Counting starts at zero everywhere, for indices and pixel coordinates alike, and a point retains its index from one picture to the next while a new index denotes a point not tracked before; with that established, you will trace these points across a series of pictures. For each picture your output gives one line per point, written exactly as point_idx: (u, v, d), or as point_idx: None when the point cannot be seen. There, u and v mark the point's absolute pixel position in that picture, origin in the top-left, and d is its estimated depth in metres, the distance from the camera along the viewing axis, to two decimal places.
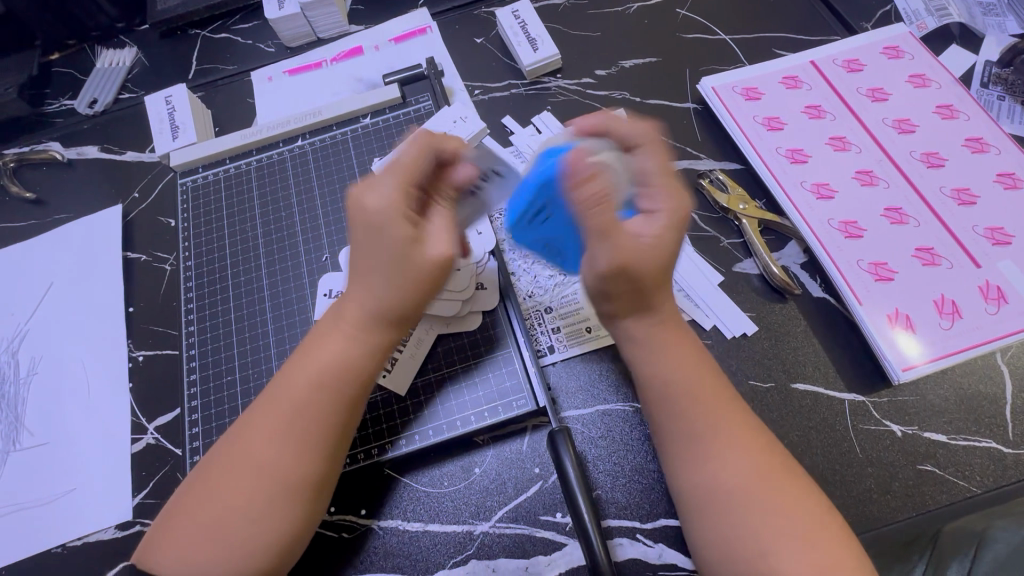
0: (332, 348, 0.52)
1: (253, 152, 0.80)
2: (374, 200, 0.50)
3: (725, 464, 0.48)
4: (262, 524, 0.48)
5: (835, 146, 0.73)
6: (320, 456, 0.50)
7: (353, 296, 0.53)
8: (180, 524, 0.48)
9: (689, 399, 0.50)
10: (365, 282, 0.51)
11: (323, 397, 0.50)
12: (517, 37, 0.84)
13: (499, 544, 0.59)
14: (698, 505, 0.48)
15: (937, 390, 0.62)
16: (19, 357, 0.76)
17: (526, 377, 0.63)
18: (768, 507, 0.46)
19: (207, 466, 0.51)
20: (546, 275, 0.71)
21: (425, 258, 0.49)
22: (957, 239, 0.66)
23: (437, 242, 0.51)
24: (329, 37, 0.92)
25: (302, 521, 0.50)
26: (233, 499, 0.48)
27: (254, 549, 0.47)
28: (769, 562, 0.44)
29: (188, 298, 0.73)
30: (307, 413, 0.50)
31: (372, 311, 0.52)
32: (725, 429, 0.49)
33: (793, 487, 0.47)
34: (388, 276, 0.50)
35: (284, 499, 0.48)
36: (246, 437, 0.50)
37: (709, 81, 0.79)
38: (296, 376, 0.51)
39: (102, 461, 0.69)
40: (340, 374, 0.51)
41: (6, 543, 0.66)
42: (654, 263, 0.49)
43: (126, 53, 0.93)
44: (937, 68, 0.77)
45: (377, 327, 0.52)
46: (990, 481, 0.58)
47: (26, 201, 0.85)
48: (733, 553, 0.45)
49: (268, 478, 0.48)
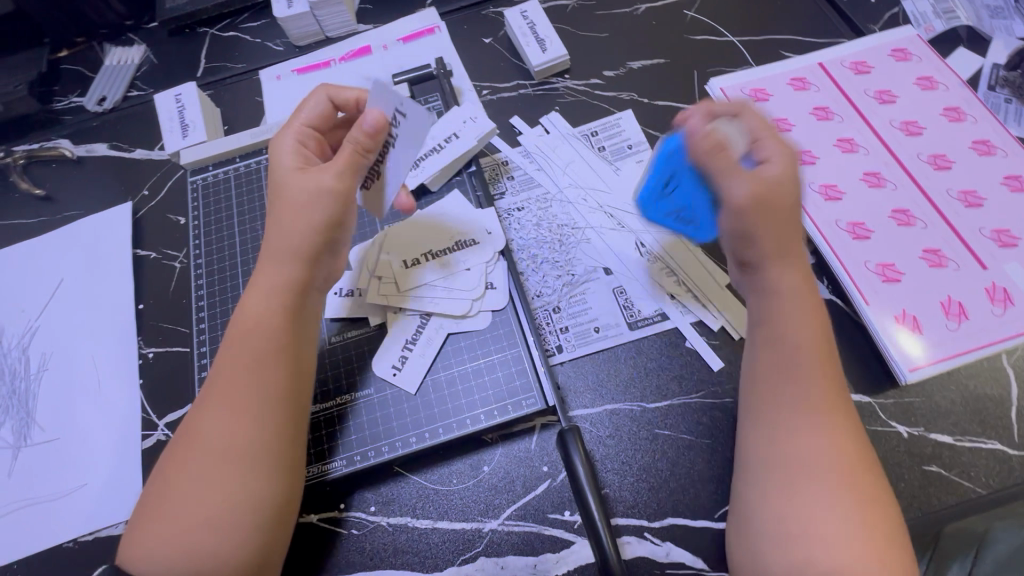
0: (249, 319, 0.55)
1: (263, 150, 0.80)
2: (280, 148, 0.59)
3: (815, 442, 0.49)
4: (221, 496, 0.49)
5: (843, 148, 0.74)
6: (260, 417, 0.52)
7: (263, 271, 0.57)
8: (149, 523, 0.50)
9: (795, 368, 0.52)
10: (275, 234, 0.56)
11: (249, 361, 0.53)
12: (526, 37, 0.84)
13: (508, 542, 0.60)
14: (780, 468, 0.49)
15: (943, 391, 0.63)
16: (31, 353, 0.76)
17: (535, 376, 0.64)
18: (847, 498, 0.47)
19: (167, 460, 0.53)
20: (554, 275, 0.71)
21: (299, 187, 0.55)
22: (964, 242, 0.67)
23: (323, 164, 0.56)
24: (337, 35, 0.92)
25: (260, 485, 0.51)
26: (191, 483, 0.50)
27: (221, 524, 0.49)
28: (834, 534, 0.45)
29: (199, 295, 0.73)
30: (237, 378, 0.53)
31: (279, 270, 0.56)
32: (829, 411, 0.50)
33: (871, 485, 0.48)
34: (286, 205, 0.56)
35: (234, 466, 0.50)
36: (191, 425, 0.53)
37: (716, 83, 0.80)
38: (225, 353, 0.55)
39: (113, 456, 0.69)
40: (261, 334, 0.54)
41: (18, 538, 0.66)
42: (784, 204, 0.54)
43: (135, 51, 0.94)
44: (945, 71, 0.77)
45: (292, 286, 0.56)
46: (996, 482, 0.58)
47: (37, 198, 0.86)
48: (807, 521, 0.46)
49: (216, 453, 0.51)
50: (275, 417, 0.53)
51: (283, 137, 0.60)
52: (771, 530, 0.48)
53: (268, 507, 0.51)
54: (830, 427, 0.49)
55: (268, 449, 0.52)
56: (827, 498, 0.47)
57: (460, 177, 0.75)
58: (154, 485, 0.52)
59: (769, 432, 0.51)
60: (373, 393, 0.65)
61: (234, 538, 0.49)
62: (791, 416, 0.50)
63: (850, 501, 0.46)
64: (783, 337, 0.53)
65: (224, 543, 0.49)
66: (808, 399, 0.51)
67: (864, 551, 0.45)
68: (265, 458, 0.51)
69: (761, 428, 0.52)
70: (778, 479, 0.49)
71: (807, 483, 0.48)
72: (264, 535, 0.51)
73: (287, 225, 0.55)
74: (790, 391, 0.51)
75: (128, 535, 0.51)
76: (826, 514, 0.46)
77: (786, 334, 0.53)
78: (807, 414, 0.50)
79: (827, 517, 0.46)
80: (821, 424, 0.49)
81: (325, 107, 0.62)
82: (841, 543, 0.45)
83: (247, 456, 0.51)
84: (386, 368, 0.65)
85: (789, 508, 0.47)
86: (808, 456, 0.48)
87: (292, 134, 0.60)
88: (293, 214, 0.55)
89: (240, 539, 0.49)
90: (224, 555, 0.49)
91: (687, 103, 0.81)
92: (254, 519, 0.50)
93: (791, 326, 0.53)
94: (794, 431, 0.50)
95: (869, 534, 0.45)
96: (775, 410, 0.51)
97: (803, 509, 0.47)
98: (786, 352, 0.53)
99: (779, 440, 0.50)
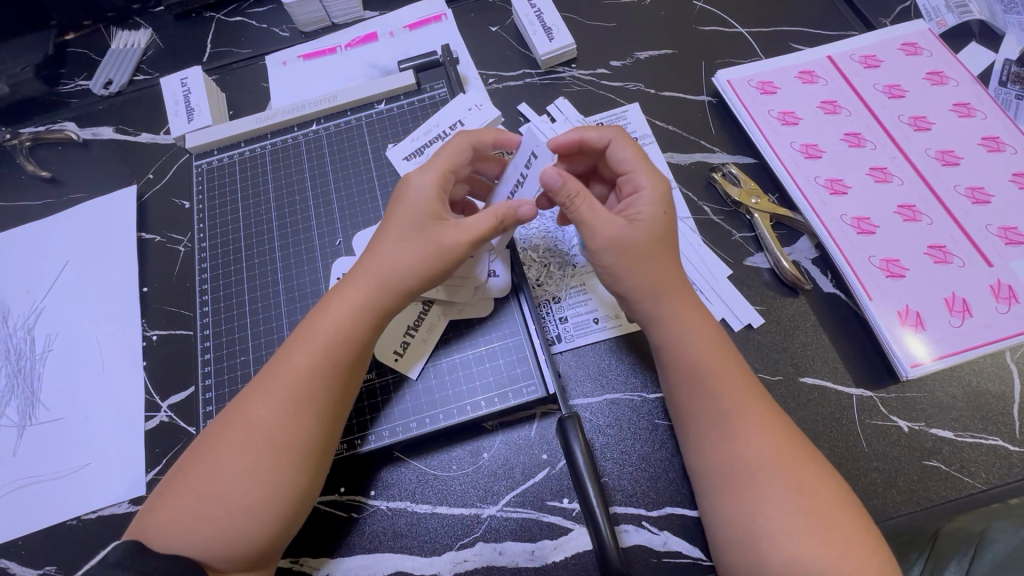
0: (330, 324, 0.56)
1: (268, 135, 0.80)
2: (417, 184, 0.60)
3: (737, 447, 0.51)
4: (265, 487, 0.51)
5: (850, 142, 0.73)
6: (319, 421, 0.53)
7: (354, 280, 0.58)
8: (182, 498, 0.50)
9: (727, 382, 0.54)
10: (392, 267, 0.57)
11: (319, 365, 0.54)
12: (533, 26, 0.83)
13: (507, 528, 0.60)
14: (725, 481, 0.51)
15: (944, 387, 0.63)
16: (36, 333, 0.77)
17: (537, 364, 0.63)
18: (783, 491, 0.49)
19: (208, 437, 0.54)
20: (557, 265, 0.71)
21: (433, 239, 0.57)
22: (970, 238, 0.66)
23: (458, 232, 0.57)
24: (343, 22, 0.92)
25: (301, 485, 0.52)
26: (239, 469, 0.51)
27: (256, 513, 0.50)
28: (780, 540, 0.47)
29: (202, 278, 0.73)
30: (307, 378, 0.54)
31: (375, 289, 0.57)
32: (745, 410, 0.52)
33: (812, 479, 0.50)
34: (408, 258, 0.57)
35: (285, 462, 0.51)
36: (243, 408, 0.54)
37: (724, 73, 0.79)
38: (295, 349, 0.55)
39: (116, 437, 0.70)
40: (340, 343, 0.56)
41: (23, 514, 0.67)
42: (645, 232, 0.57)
43: (141, 35, 0.93)
44: (956, 66, 0.77)
45: (375, 302, 0.57)
46: (995, 478, 0.58)
47: (43, 180, 0.86)
48: (755, 530, 0.48)
49: (270, 445, 0.51)
50: (331, 423, 0.54)
51: (424, 172, 0.60)
52: (728, 533, 0.50)
53: (299, 504, 0.52)
54: (753, 426, 0.52)
55: (316, 452, 0.53)
56: (764, 496, 0.49)
57: None
58: (188, 461, 0.53)
59: (698, 445, 0.54)
60: (375, 377, 0.64)
61: (263, 531, 0.50)
62: (710, 429, 0.53)
63: (787, 493, 0.49)
64: (682, 354, 0.55)
65: (251, 534, 0.50)
66: (723, 406, 0.53)
67: (812, 539, 0.47)
68: (313, 460, 0.53)
69: (689, 442, 0.55)
70: (717, 488, 0.51)
71: (744, 487, 0.50)
72: (288, 529, 0.52)
73: (401, 251, 0.57)
74: (708, 403, 0.53)
75: (155, 505, 0.51)
76: (766, 512, 0.48)
77: (689, 349, 0.55)
78: (726, 419, 0.52)
79: (768, 513, 0.48)
80: (741, 426, 0.52)
81: (469, 152, 0.62)
82: (788, 537, 0.47)
83: (299, 455, 0.52)
84: (388, 354, 0.65)
85: (735, 510, 0.50)
86: (735, 460, 0.51)
87: (435, 171, 0.60)
88: (411, 247, 0.57)
89: (268, 530, 0.51)
90: (251, 542, 0.50)
91: (695, 95, 0.81)
92: (286, 514, 0.51)
93: (693, 341, 0.55)
94: (717, 442, 0.52)
95: (814, 519, 0.47)
96: (697, 423, 0.54)
97: (745, 510, 0.49)
98: (696, 368, 0.55)
99: (704, 452, 0.53)
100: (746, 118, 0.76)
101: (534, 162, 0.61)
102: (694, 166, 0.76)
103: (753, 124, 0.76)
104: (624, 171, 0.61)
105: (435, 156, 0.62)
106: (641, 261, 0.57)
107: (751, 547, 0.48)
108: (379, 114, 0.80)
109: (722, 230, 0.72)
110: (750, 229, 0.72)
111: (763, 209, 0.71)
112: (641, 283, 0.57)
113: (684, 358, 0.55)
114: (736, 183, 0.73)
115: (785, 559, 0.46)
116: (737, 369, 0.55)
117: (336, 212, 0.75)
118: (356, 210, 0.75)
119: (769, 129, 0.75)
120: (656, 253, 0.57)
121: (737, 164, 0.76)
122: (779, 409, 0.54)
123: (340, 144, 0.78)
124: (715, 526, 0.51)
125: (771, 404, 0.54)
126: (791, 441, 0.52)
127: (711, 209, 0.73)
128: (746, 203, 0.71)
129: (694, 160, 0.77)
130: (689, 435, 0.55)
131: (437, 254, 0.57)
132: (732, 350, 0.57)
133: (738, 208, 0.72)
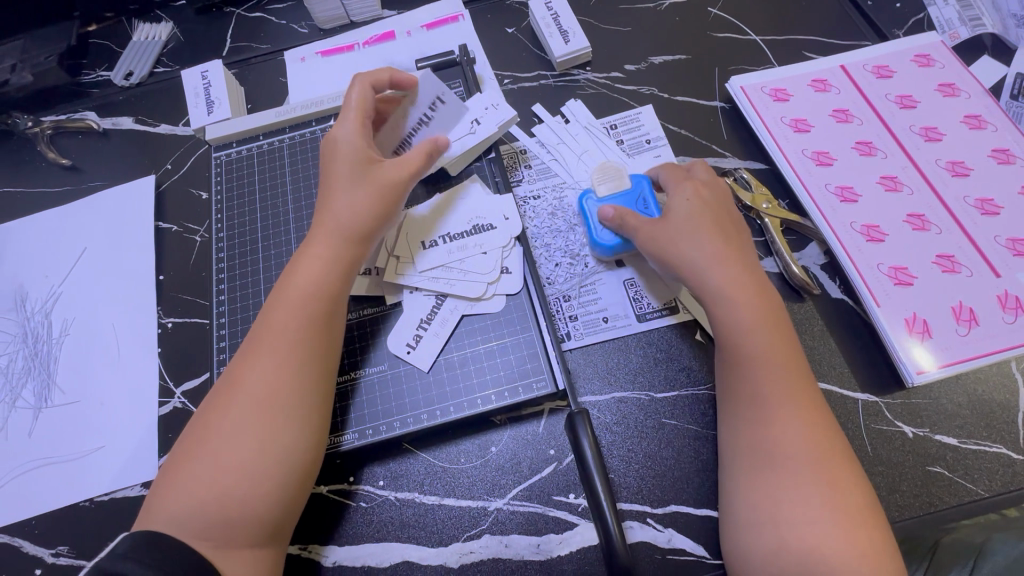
0: (306, 282, 0.58)
1: (286, 129, 0.81)
2: (343, 136, 0.64)
3: (777, 433, 0.52)
4: (257, 445, 0.52)
5: (861, 150, 0.74)
6: (300, 372, 0.55)
7: (319, 241, 0.61)
8: (185, 468, 0.52)
9: (767, 369, 0.54)
10: (348, 219, 0.61)
11: (298, 321, 0.57)
12: (549, 29, 0.84)
13: (514, 521, 0.61)
14: (755, 467, 0.52)
15: (950, 395, 0.63)
16: (53, 318, 0.78)
17: (547, 360, 0.64)
18: (811, 481, 0.50)
19: (205, 407, 0.55)
20: (568, 265, 0.72)
21: (380, 184, 0.62)
22: (979, 248, 0.67)
23: (395, 167, 0.63)
24: (361, 20, 0.93)
25: (289, 441, 0.53)
26: (230, 428, 0.52)
27: (251, 471, 0.51)
28: (799, 529, 0.48)
29: (219, 267, 0.75)
30: (285, 332, 0.56)
31: (344, 245, 0.60)
32: (790, 399, 0.53)
33: (841, 474, 0.50)
34: (356, 200, 0.61)
35: (271, 417, 0.53)
36: (234, 374, 0.55)
37: (737, 80, 0.80)
38: (273, 310, 0.57)
39: (131, 421, 0.71)
40: (314, 297, 0.58)
41: (38, 495, 0.68)
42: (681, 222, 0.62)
43: (162, 28, 0.95)
44: (967, 78, 0.77)
45: (347, 253, 0.60)
46: (998, 486, 0.59)
47: (62, 167, 0.87)
48: (778, 518, 0.49)
49: (258, 401, 0.53)
50: (316, 375, 0.56)
51: (344, 125, 0.64)
52: (751, 519, 0.51)
53: (293, 464, 0.53)
54: (796, 417, 0.52)
55: (306, 405, 0.54)
56: (792, 484, 0.50)
57: (479, 163, 0.74)
58: (189, 433, 0.54)
59: (736, 428, 0.55)
60: (387, 369, 0.65)
61: (259, 492, 0.51)
62: (755, 413, 0.54)
63: (816, 486, 0.49)
64: (735, 336, 0.57)
65: (247, 494, 0.51)
66: (771, 390, 0.54)
67: (833, 533, 0.48)
68: (303, 413, 0.54)
69: (728, 421, 0.56)
70: (747, 470, 0.53)
71: (773, 473, 0.51)
72: (288, 490, 0.52)
73: (356, 198, 0.61)
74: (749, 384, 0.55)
75: (160, 482, 0.53)
76: (791, 500, 0.49)
77: (735, 332, 0.57)
78: (764, 404, 0.53)
79: (795, 502, 0.49)
80: (777, 413, 0.53)
81: (371, 94, 0.66)
82: (811, 527, 0.48)
83: (283, 408, 0.53)
84: (400, 347, 0.66)
85: (762, 496, 0.51)
86: (772, 445, 0.52)
87: (354, 121, 0.64)
88: (365, 195, 0.62)
89: (264, 488, 0.51)
90: (246, 501, 0.51)
91: (708, 100, 0.82)
92: (279, 474, 0.52)
93: (741, 325, 0.56)
94: (759, 424, 0.53)
95: (837, 516, 0.48)
96: (740, 406, 0.55)
97: (771, 496, 0.50)
98: (740, 350, 0.56)
99: (746, 432, 0.54)
100: (759, 124, 0.77)
101: (439, 104, 0.67)
102: None
103: (765, 131, 0.76)
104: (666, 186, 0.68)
105: (344, 107, 0.66)
106: (680, 242, 0.61)
107: (770, 532, 0.49)
108: None
109: None
110: (761, 234, 0.72)
111: (774, 214, 0.72)
112: None
113: (737, 336, 0.56)
114: (747, 188, 0.74)
115: (804, 547, 0.48)
116: (790, 359, 0.55)
117: None
118: None
119: (780, 136, 0.76)
120: (708, 235, 0.61)
121: (748, 170, 0.77)
122: (826, 407, 0.54)
123: None
124: (735, 509, 0.53)
125: (816, 394, 0.54)
126: (826, 434, 0.52)
127: None
128: (757, 207, 0.72)
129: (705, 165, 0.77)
130: (731, 414, 0.56)
131: (386, 192, 0.62)
132: (791, 334, 0.57)
133: (749, 212, 0.73)
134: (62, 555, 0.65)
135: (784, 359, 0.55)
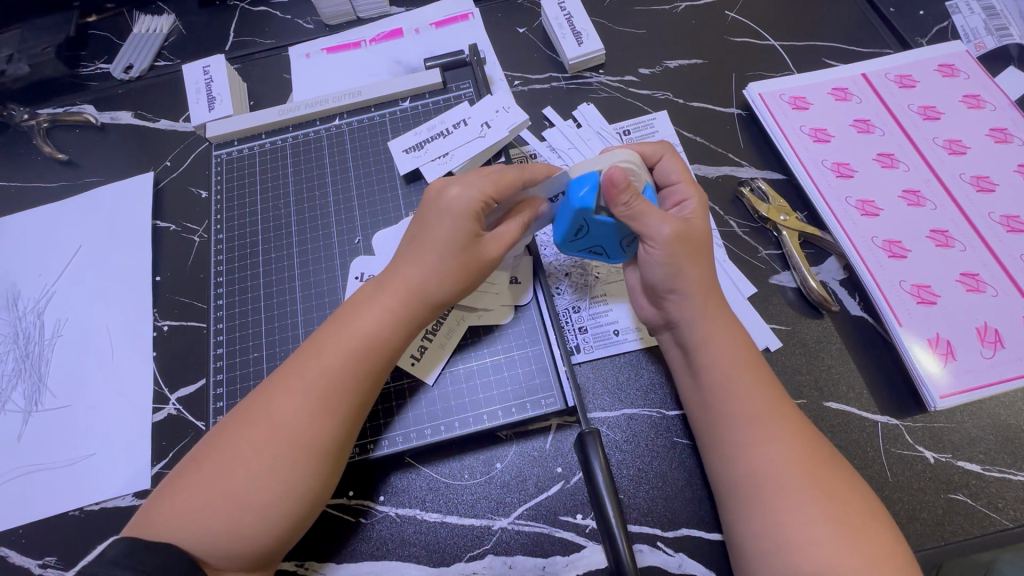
0: (358, 323, 0.55)
1: (289, 128, 0.79)
2: (459, 196, 0.56)
3: (769, 450, 0.50)
4: (279, 487, 0.49)
5: (883, 163, 0.72)
6: (341, 421, 0.52)
7: (386, 287, 0.56)
8: (198, 493, 0.49)
9: (744, 384, 0.53)
10: (421, 273, 0.56)
11: (348, 369, 0.53)
12: (562, 30, 0.82)
13: (518, 541, 0.59)
14: (747, 491, 0.50)
15: (973, 419, 0.61)
16: (45, 319, 0.76)
17: (556, 375, 0.62)
18: (808, 497, 0.48)
19: (229, 430, 0.52)
20: (579, 276, 0.70)
21: (475, 260, 0.56)
22: (1004, 267, 0.65)
23: (498, 245, 0.57)
24: (368, 17, 0.91)
25: (313, 489, 0.51)
26: (257, 465, 0.49)
27: (269, 512, 0.49)
28: (808, 550, 0.46)
29: (217, 270, 0.72)
30: (335, 378, 0.53)
31: (409, 294, 0.56)
32: (767, 415, 0.51)
33: (834, 483, 0.49)
34: (446, 267, 0.56)
35: (302, 462, 0.50)
36: (270, 404, 0.52)
37: (755, 86, 0.78)
38: (326, 346, 0.54)
39: (123, 428, 0.69)
40: (370, 344, 0.55)
41: (26, 502, 0.66)
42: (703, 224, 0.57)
43: (164, 21, 0.92)
44: (993, 90, 0.75)
45: (412, 303, 0.56)
46: (1021, 516, 0.57)
47: (58, 162, 0.85)
48: (787, 540, 0.47)
49: (291, 444, 0.50)
50: (353, 427, 0.53)
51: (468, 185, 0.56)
52: (758, 546, 0.48)
53: (310, 508, 0.51)
54: (774, 433, 0.51)
55: (335, 456, 0.52)
56: (791, 501, 0.48)
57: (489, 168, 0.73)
58: (207, 452, 0.51)
59: (721, 453, 0.52)
60: (390, 381, 0.63)
61: (272, 533, 0.49)
62: (742, 434, 0.51)
63: (814, 500, 0.47)
64: (707, 358, 0.55)
65: (261, 534, 0.48)
66: (752, 408, 0.52)
67: (843, 547, 0.46)
68: (332, 463, 0.52)
69: (711, 446, 0.54)
70: (746, 496, 0.50)
71: (766, 494, 0.49)
72: (293, 530, 0.50)
73: (445, 263, 0.56)
74: (729, 403, 0.53)
75: (162, 499, 0.50)
76: (799, 519, 0.47)
77: (710, 358, 0.55)
78: (749, 422, 0.51)
79: (802, 521, 0.47)
80: (761, 430, 0.51)
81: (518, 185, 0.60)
82: (818, 545, 0.46)
83: (317, 456, 0.51)
84: (404, 358, 0.63)
85: (764, 521, 0.48)
86: (767, 463, 0.49)
87: (478, 189, 0.56)
88: (458, 263, 0.56)
89: (277, 528, 0.49)
90: (259, 541, 0.49)
91: (724, 107, 0.79)
92: (296, 517, 0.50)
93: (717, 349, 0.55)
94: (748, 445, 0.51)
95: (844, 529, 0.46)
96: (725, 428, 0.52)
97: (777, 519, 0.48)
98: (711, 372, 0.54)
99: (734, 456, 0.51)
100: (777, 133, 0.75)
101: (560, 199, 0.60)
102: (721, 179, 0.75)
103: (784, 139, 0.74)
104: (671, 183, 0.61)
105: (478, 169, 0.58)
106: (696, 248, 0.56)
107: (783, 558, 0.47)
108: (403, 112, 0.78)
109: (749, 247, 0.71)
110: (777, 246, 0.70)
111: (791, 227, 0.69)
112: (706, 281, 0.56)
113: (715, 360, 0.54)
114: (764, 200, 0.72)
115: (816, 568, 0.45)
116: (759, 371, 0.54)
117: (356, 208, 0.74)
118: (377, 206, 0.73)
119: (799, 144, 0.74)
120: (699, 257, 0.56)
121: (765, 180, 0.75)
122: (805, 416, 0.53)
123: (362, 140, 0.77)
124: (739, 537, 0.50)
125: (790, 404, 0.53)
126: (810, 444, 0.51)
127: (738, 224, 0.72)
128: (774, 219, 0.70)
129: (721, 174, 0.75)
130: (714, 439, 0.53)
131: (478, 269, 0.57)
132: (753, 346, 0.56)
133: (765, 223, 0.71)
134: (49, 566, 0.63)
135: (755, 375, 0.54)
